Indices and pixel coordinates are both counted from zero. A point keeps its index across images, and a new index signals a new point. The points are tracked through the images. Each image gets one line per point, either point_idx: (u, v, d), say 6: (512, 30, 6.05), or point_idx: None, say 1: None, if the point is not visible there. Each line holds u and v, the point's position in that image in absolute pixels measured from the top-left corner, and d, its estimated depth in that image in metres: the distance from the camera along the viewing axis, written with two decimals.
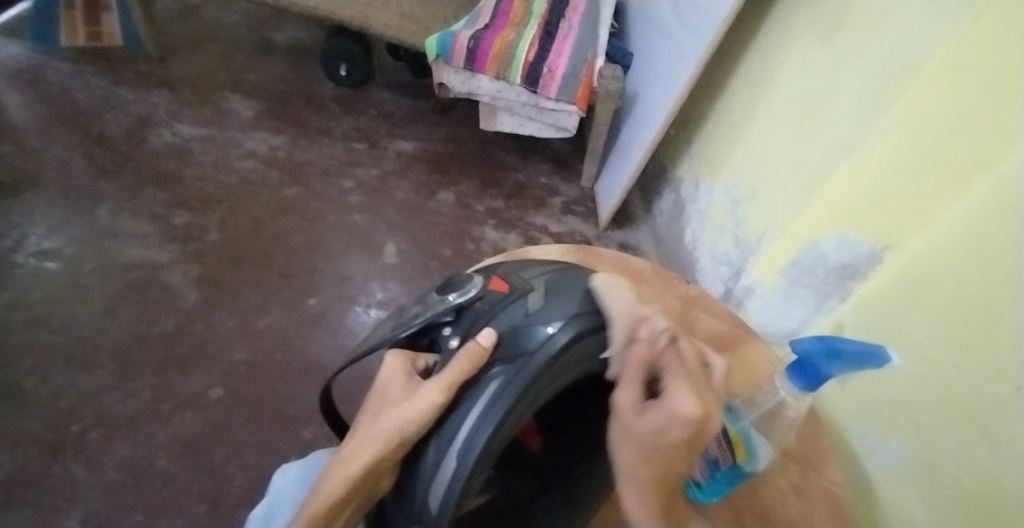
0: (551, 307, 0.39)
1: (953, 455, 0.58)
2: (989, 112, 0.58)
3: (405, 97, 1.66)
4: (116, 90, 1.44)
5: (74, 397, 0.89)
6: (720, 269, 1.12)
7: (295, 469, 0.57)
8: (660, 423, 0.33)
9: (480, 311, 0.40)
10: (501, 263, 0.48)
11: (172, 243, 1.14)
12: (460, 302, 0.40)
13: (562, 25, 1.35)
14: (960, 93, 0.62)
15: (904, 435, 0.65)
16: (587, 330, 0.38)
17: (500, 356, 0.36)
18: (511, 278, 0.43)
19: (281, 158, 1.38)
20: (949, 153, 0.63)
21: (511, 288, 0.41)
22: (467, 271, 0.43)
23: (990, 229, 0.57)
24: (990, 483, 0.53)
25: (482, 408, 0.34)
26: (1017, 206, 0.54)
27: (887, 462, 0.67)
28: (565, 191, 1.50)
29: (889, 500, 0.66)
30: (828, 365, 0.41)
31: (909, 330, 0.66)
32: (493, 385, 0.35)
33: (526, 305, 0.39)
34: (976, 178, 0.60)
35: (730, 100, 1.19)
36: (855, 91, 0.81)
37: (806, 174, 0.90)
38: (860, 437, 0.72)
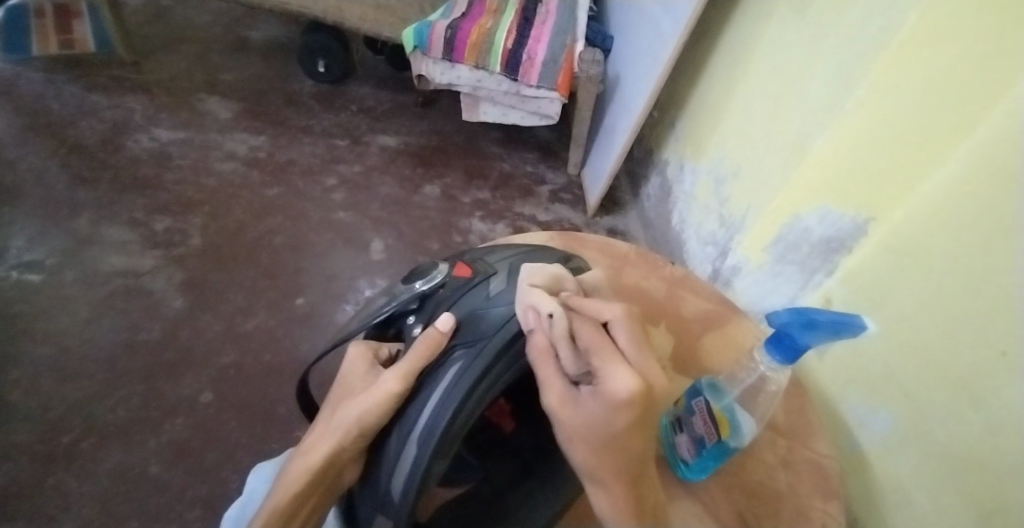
0: (510, 291, 0.40)
1: (941, 422, 0.59)
2: (966, 78, 0.58)
3: (386, 91, 1.65)
4: (91, 97, 1.42)
5: (62, 408, 0.89)
6: (707, 249, 1.12)
7: (268, 468, 0.57)
8: (593, 410, 0.32)
9: (443, 298, 0.41)
10: (474, 249, 0.50)
11: (154, 249, 1.13)
12: (425, 286, 0.42)
13: (539, 11, 1.34)
14: (932, 60, 0.62)
15: (893, 405, 0.66)
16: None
17: (460, 340, 0.38)
18: (477, 263, 0.44)
19: (262, 158, 1.37)
20: (927, 120, 0.63)
21: (473, 272, 0.43)
22: (434, 258, 0.45)
23: (975, 195, 0.57)
24: (980, 447, 0.54)
25: (443, 392, 0.36)
26: (1000, 172, 0.55)
27: (876, 432, 0.68)
28: (551, 179, 1.50)
29: (881, 469, 0.67)
30: (805, 335, 0.41)
31: (893, 301, 0.67)
32: (453, 370, 0.37)
33: (487, 289, 0.41)
34: (958, 145, 0.60)
35: (710, 78, 1.18)
36: (830, 63, 0.80)
37: (785, 149, 0.90)
38: (849, 408, 0.72)
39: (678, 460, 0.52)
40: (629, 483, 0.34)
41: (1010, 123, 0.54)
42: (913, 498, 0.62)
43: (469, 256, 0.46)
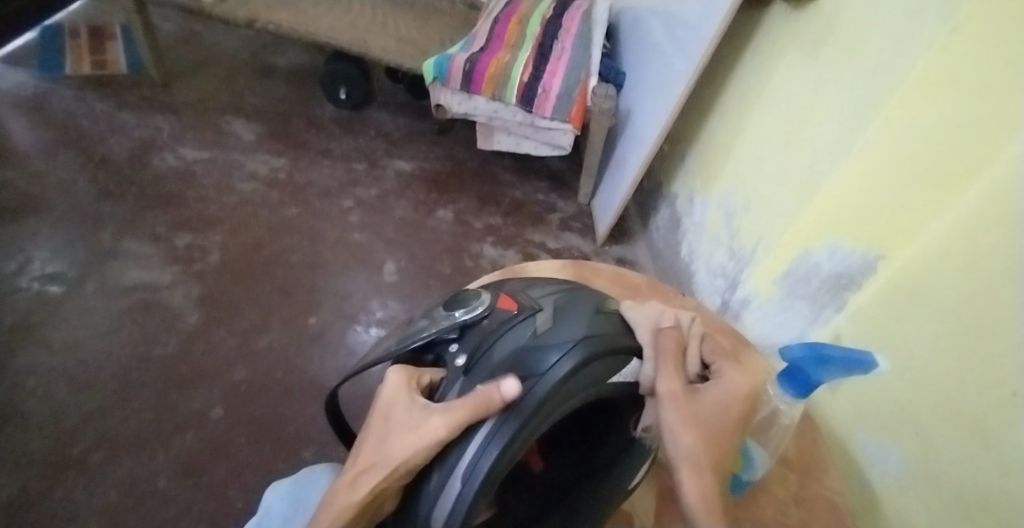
0: (562, 329, 0.42)
1: (954, 462, 0.59)
2: (974, 122, 0.60)
3: (404, 117, 1.69)
4: (120, 115, 1.47)
5: (75, 418, 0.89)
6: (716, 281, 1.13)
7: (285, 486, 0.58)
8: (721, 399, 0.40)
9: (486, 329, 0.43)
10: (514, 280, 0.52)
11: (173, 264, 1.15)
12: (465, 315, 0.44)
13: (555, 47, 1.38)
14: (942, 105, 0.65)
15: (904, 443, 0.66)
16: (594, 352, 0.40)
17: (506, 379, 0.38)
18: (522, 297, 0.47)
19: (282, 179, 1.40)
20: (937, 161, 0.65)
21: (518, 305, 0.45)
22: (477, 289, 0.48)
23: (984, 236, 0.59)
24: (989, 489, 0.54)
25: (487, 429, 0.36)
26: (1007, 214, 0.56)
27: (888, 471, 0.68)
28: (562, 207, 1.52)
29: (891, 508, 0.67)
30: (818, 371, 0.41)
31: (905, 337, 0.68)
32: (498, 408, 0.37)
33: (534, 325, 0.42)
34: (966, 187, 0.61)
35: (721, 115, 1.21)
36: (840, 104, 0.83)
37: (796, 185, 0.92)
38: (860, 446, 0.72)
39: None
40: (718, 480, 0.37)
41: (1013, 167, 0.56)
42: None
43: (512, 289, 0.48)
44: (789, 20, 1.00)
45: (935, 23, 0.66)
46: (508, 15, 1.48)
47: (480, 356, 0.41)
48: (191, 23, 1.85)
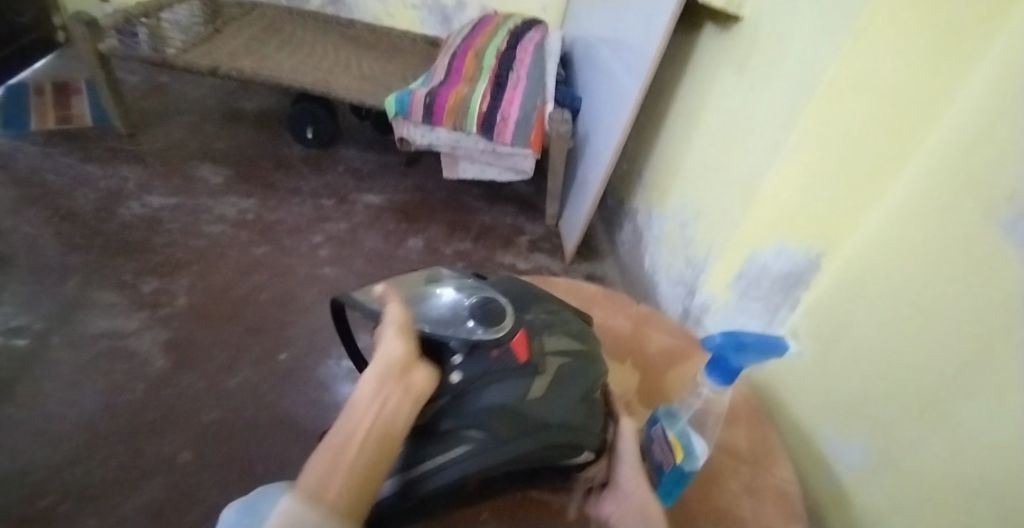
0: (548, 404, 0.45)
1: (910, 441, 0.61)
2: (893, 119, 0.67)
3: (371, 152, 1.74)
4: (86, 167, 1.48)
5: (40, 472, 0.88)
6: (677, 289, 1.15)
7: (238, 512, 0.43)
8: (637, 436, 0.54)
9: (487, 364, 0.45)
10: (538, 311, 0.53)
11: (140, 311, 1.15)
12: (472, 331, 0.46)
13: (511, 76, 1.43)
14: (862, 105, 0.70)
15: (864, 433, 0.68)
16: (559, 436, 0.45)
17: (481, 424, 0.42)
18: (536, 346, 0.48)
19: (250, 220, 1.42)
20: (864, 157, 0.71)
21: (524, 355, 0.47)
22: (506, 311, 0.48)
23: (919, 220, 0.63)
24: (945, 466, 0.56)
25: (446, 460, 0.41)
26: (938, 197, 0.61)
27: (852, 464, 0.70)
28: (530, 228, 1.55)
29: (860, 501, 0.68)
30: (737, 357, 0.43)
31: (855, 327, 0.71)
32: (464, 447, 0.42)
33: (528, 387, 0.45)
34: (898, 174, 0.68)
35: (669, 131, 1.26)
36: (768, 111, 0.88)
37: (739, 190, 0.95)
38: (826, 442, 0.74)
39: None
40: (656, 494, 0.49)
41: (940, 154, 0.62)
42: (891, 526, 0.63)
43: (531, 330, 0.50)
44: (719, 38, 1.07)
45: (839, 33, 0.71)
46: (465, 50, 1.53)
47: (470, 390, 0.44)
48: (157, 75, 1.89)
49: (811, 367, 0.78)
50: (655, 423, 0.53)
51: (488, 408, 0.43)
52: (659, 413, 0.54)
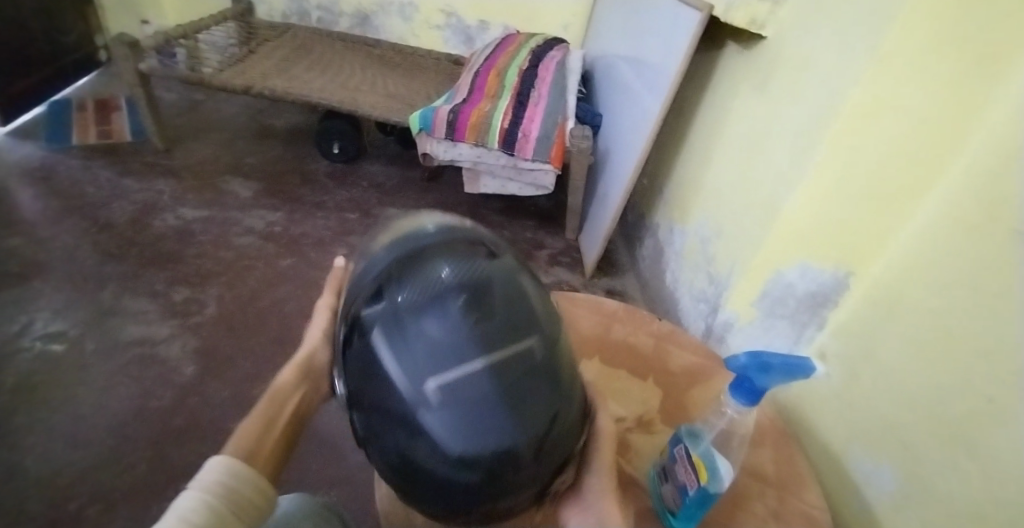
0: (459, 386, 0.30)
1: (938, 469, 0.59)
2: (920, 145, 0.66)
3: (395, 167, 1.77)
4: (124, 180, 1.54)
5: (72, 474, 0.91)
6: (699, 306, 1.14)
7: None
8: None
9: (382, 333, 0.32)
10: (470, 280, 0.32)
11: (171, 319, 1.19)
12: (365, 323, 0.34)
13: (533, 94, 1.45)
14: (886, 128, 0.69)
15: (891, 457, 0.66)
16: (488, 433, 0.30)
17: (396, 415, 0.31)
18: (418, 354, 0.31)
19: (277, 232, 1.46)
20: (892, 182, 0.70)
21: (399, 370, 0.31)
22: (411, 251, 0.35)
23: (947, 245, 0.63)
24: (975, 495, 0.55)
25: (394, 456, 0.33)
26: (968, 222, 0.60)
27: (881, 488, 0.68)
28: (550, 243, 1.56)
29: (890, 526, 0.66)
30: (761, 378, 0.43)
31: (882, 349, 0.70)
32: (395, 441, 0.32)
33: (423, 361, 0.30)
34: (922, 200, 0.68)
35: (691, 147, 1.26)
36: (790, 131, 0.87)
37: (760, 209, 0.94)
38: (854, 464, 0.72)
39: (666, 511, 0.55)
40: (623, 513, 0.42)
41: (967, 180, 0.61)
42: None
43: (419, 324, 0.31)
44: (742, 56, 1.07)
45: (861, 57, 0.71)
46: (488, 68, 1.56)
47: (372, 372, 0.33)
48: (192, 93, 1.96)
49: (837, 389, 0.76)
50: (678, 443, 0.53)
51: (377, 418, 0.33)
52: (681, 432, 0.54)
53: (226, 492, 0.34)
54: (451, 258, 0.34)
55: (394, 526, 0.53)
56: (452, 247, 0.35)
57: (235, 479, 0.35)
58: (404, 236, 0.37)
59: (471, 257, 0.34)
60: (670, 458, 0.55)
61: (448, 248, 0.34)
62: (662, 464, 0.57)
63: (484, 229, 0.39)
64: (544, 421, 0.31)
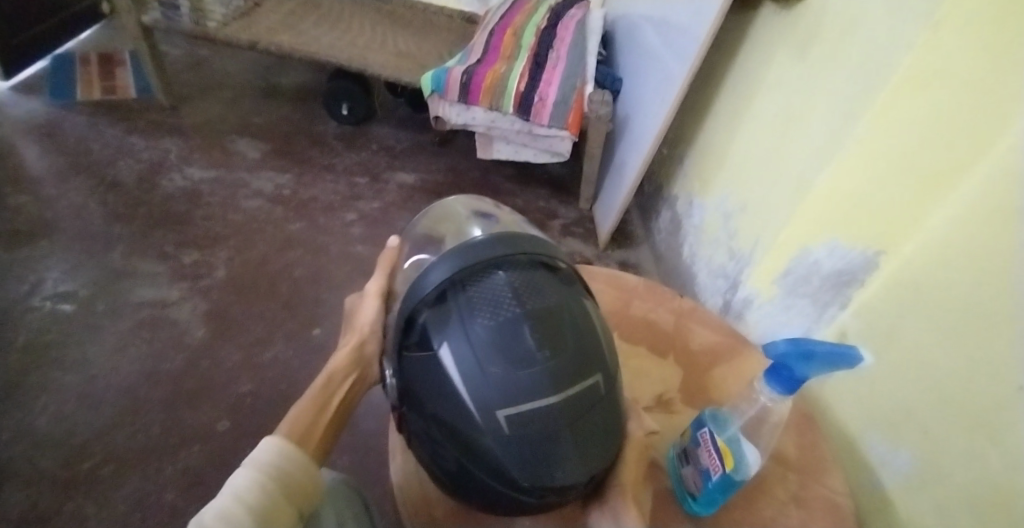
0: (526, 414, 0.35)
1: (960, 457, 0.58)
2: (963, 119, 0.61)
3: (406, 130, 1.72)
4: (130, 138, 1.51)
5: (86, 434, 0.91)
6: (717, 282, 1.12)
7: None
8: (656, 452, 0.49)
9: (454, 357, 0.37)
10: (540, 311, 0.38)
11: (181, 281, 1.18)
12: (439, 338, 0.38)
13: (551, 56, 1.39)
14: (933, 101, 0.65)
15: (911, 441, 0.65)
16: (547, 452, 0.36)
17: (460, 428, 0.37)
18: (493, 381, 0.36)
19: (286, 195, 1.43)
20: (930, 160, 0.65)
21: (473, 392, 0.36)
22: (485, 278, 0.39)
23: (984, 230, 0.58)
24: (999, 486, 0.53)
25: (450, 459, 0.39)
26: (1009, 207, 0.55)
27: (898, 471, 0.67)
28: (564, 212, 1.52)
29: (904, 509, 0.66)
30: (802, 366, 0.42)
31: (908, 333, 0.67)
32: (455, 448, 0.38)
33: (494, 389, 0.36)
34: (963, 180, 0.62)
35: (717, 115, 1.21)
36: (830, 100, 0.82)
37: (793, 183, 0.90)
38: (870, 446, 0.71)
39: (685, 493, 0.54)
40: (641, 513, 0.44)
41: (1011, 162, 0.56)
42: None
43: (494, 356, 0.36)
44: (778, 19, 1.01)
45: (914, 21, 0.66)
46: (504, 27, 1.49)
47: (439, 387, 0.38)
48: (198, 48, 1.90)
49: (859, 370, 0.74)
50: (702, 426, 0.51)
51: (438, 423, 0.39)
52: (704, 415, 0.53)
53: (279, 474, 0.38)
54: (520, 285, 0.39)
55: (410, 501, 0.53)
56: (521, 272, 0.40)
57: (286, 461, 0.38)
58: (471, 245, 0.41)
59: (536, 283, 0.40)
60: (691, 441, 0.53)
61: (518, 274, 0.40)
62: (682, 446, 0.55)
63: (536, 239, 0.44)
64: (597, 440, 0.37)
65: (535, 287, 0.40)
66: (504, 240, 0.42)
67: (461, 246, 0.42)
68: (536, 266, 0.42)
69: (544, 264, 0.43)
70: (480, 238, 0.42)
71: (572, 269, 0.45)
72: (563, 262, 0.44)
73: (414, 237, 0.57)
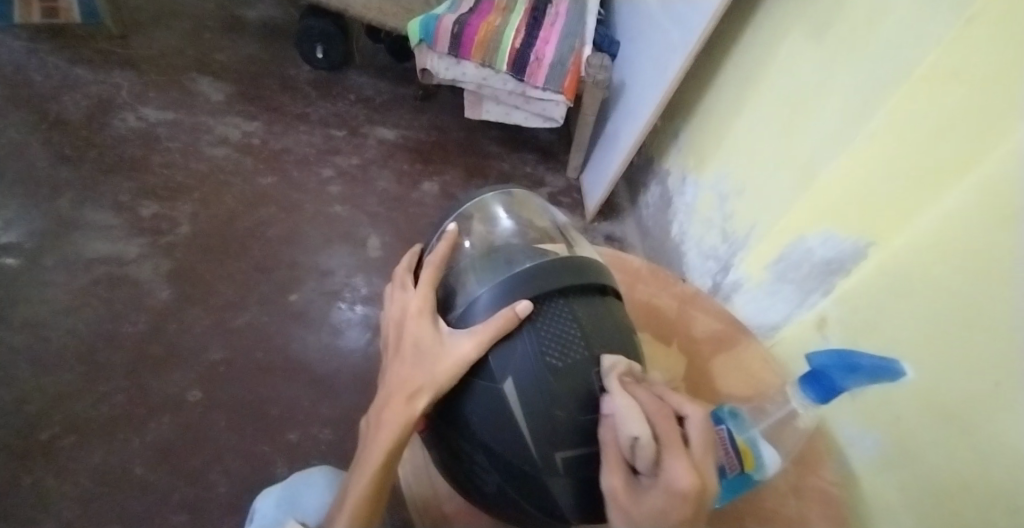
0: (586, 458, 0.40)
1: (932, 445, 0.57)
2: (969, 114, 0.57)
3: (385, 80, 1.61)
4: (75, 70, 1.35)
5: (41, 402, 0.84)
6: (707, 263, 1.12)
7: (277, 492, 0.48)
8: (659, 501, 0.34)
9: (521, 397, 0.40)
10: (604, 354, 0.42)
11: (140, 236, 1.08)
12: (507, 371, 0.41)
13: (549, 12, 1.31)
14: (944, 98, 0.61)
15: (882, 425, 0.63)
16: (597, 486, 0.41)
17: (518, 462, 0.40)
18: (556, 425, 0.39)
19: (255, 145, 1.32)
20: (931, 155, 0.62)
21: (535, 431, 0.40)
22: (554, 317, 0.42)
23: (974, 225, 0.55)
24: (967, 473, 0.52)
25: (494, 483, 0.42)
26: (1006, 205, 0.52)
27: (865, 453, 0.66)
28: (551, 181, 1.48)
29: (868, 491, 0.65)
30: (844, 378, 0.44)
31: (889, 324, 0.65)
32: (503, 477, 0.42)
33: (560, 433, 0.39)
34: (953, 182, 0.58)
35: (719, 92, 1.18)
36: (848, 88, 0.79)
37: (799, 170, 0.87)
38: (838, 429, 0.70)
39: None
40: None
41: (1008, 162, 0.52)
42: (898, 520, 0.60)
43: (560, 398, 0.39)
44: None
45: (948, 14, 0.62)
46: None
47: (500, 418, 0.41)
48: None
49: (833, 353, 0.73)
50: (720, 423, 0.51)
51: (487, 451, 0.41)
52: (722, 411, 0.53)
53: None
54: (586, 322, 0.43)
55: (416, 498, 0.51)
56: (583, 305, 0.44)
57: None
58: (533, 274, 0.43)
59: (597, 317, 0.44)
60: None
61: (581, 306, 0.43)
62: None
63: (585, 259, 0.47)
64: None
65: (596, 321, 0.43)
66: (568, 266, 0.45)
67: (528, 272, 0.43)
68: (592, 295, 0.45)
69: (596, 290, 0.46)
70: (543, 264, 0.45)
71: (616, 292, 0.49)
72: (612, 288, 0.48)
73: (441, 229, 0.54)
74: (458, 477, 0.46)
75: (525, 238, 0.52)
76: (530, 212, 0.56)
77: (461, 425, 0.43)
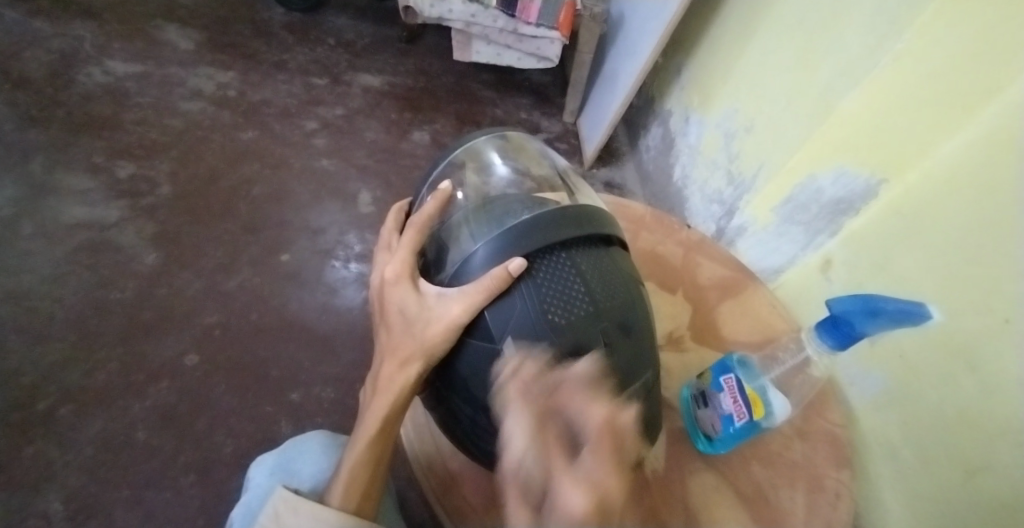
0: None
1: (938, 383, 0.55)
2: (993, 32, 0.51)
3: (366, 22, 1.51)
4: (32, 22, 1.25)
5: (35, 374, 0.83)
6: (711, 207, 1.09)
7: (272, 459, 0.47)
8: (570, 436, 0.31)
9: (520, 359, 0.38)
10: (610, 309, 0.40)
11: (119, 199, 1.03)
12: (506, 331, 0.38)
13: None
14: (967, 12, 0.55)
15: (885, 363, 0.61)
16: None
17: None
18: None
19: (231, 97, 1.25)
20: (952, 80, 0.56)
21: None
22: (554, 275, 0.39)
23: (998, 155, 0.51)
24: (972, 410, 0.51)
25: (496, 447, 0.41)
26: None
27: (867, 391, 0.63)
28: (547, 126, 1.42)
29: (868, 428, 0.63)
30: (866, 322, 0.42)
31: (899, 262, 0.62)
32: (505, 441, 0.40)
33: None
34: (977, 108, 0.54)
35: (726, 24, 1.10)
36: (864, 9, 0.72)
37: (810, 103, 0.82)
38: (839, 365, 0.67)
39: (700, 434, 0.53)
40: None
41: None
42: (899, 456, 0.59)
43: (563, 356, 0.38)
44: None
45: None
46: None
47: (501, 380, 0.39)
48: None
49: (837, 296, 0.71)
50: (728, 372, 0.50)
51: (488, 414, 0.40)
52: (730, 360, 0.51)
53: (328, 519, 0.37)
54: (590, 276, 0.40)
55: (418, 458, 0.50)
56: (586, 257, 0.41)
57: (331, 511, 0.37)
58: (530, 227, 0.40)
59: (602, 270, 0.41)
60: (711, 385, 0.51)
61: (584, 258, 0.41)
62: (700, 388, 0.53)
63: (590, 207, 0.44)
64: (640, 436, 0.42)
65: (601, 275, 0.41)
66: (570, 215, 0.41)
67: (525, 224, 0.40)
68: (595, 246, 0.42)
69: (601, 242, 0.43)
70: (541, 214, 0.41)
71: (623, 242, 0.46)
72: (618, 238, 0.45)
73: (430, 183, 0.50)
74: (460, 438, 0.44)
75: (522, 187, 0.48)
76: (526, 158, 0.52)
77: (459, 388, 0.41)
